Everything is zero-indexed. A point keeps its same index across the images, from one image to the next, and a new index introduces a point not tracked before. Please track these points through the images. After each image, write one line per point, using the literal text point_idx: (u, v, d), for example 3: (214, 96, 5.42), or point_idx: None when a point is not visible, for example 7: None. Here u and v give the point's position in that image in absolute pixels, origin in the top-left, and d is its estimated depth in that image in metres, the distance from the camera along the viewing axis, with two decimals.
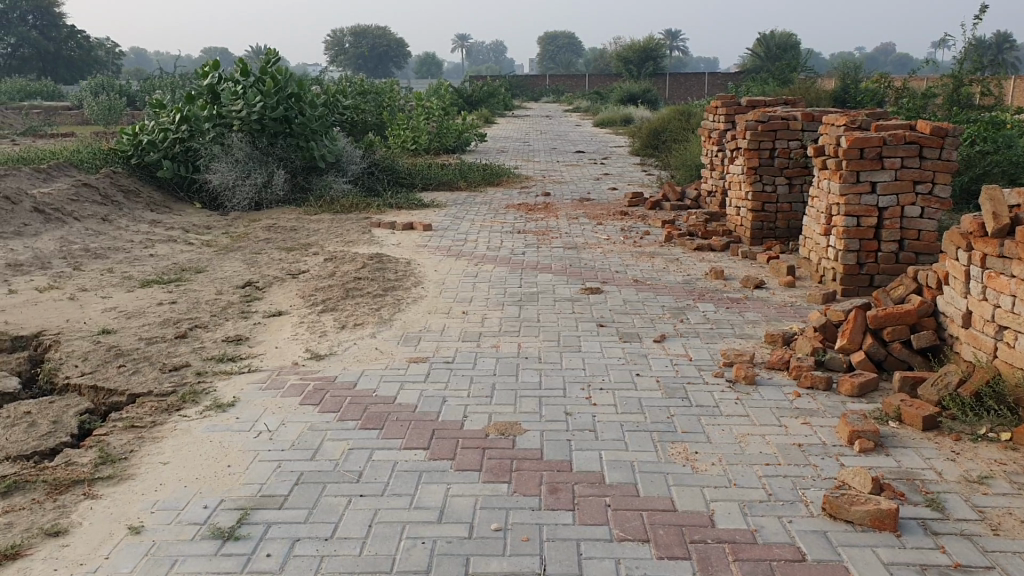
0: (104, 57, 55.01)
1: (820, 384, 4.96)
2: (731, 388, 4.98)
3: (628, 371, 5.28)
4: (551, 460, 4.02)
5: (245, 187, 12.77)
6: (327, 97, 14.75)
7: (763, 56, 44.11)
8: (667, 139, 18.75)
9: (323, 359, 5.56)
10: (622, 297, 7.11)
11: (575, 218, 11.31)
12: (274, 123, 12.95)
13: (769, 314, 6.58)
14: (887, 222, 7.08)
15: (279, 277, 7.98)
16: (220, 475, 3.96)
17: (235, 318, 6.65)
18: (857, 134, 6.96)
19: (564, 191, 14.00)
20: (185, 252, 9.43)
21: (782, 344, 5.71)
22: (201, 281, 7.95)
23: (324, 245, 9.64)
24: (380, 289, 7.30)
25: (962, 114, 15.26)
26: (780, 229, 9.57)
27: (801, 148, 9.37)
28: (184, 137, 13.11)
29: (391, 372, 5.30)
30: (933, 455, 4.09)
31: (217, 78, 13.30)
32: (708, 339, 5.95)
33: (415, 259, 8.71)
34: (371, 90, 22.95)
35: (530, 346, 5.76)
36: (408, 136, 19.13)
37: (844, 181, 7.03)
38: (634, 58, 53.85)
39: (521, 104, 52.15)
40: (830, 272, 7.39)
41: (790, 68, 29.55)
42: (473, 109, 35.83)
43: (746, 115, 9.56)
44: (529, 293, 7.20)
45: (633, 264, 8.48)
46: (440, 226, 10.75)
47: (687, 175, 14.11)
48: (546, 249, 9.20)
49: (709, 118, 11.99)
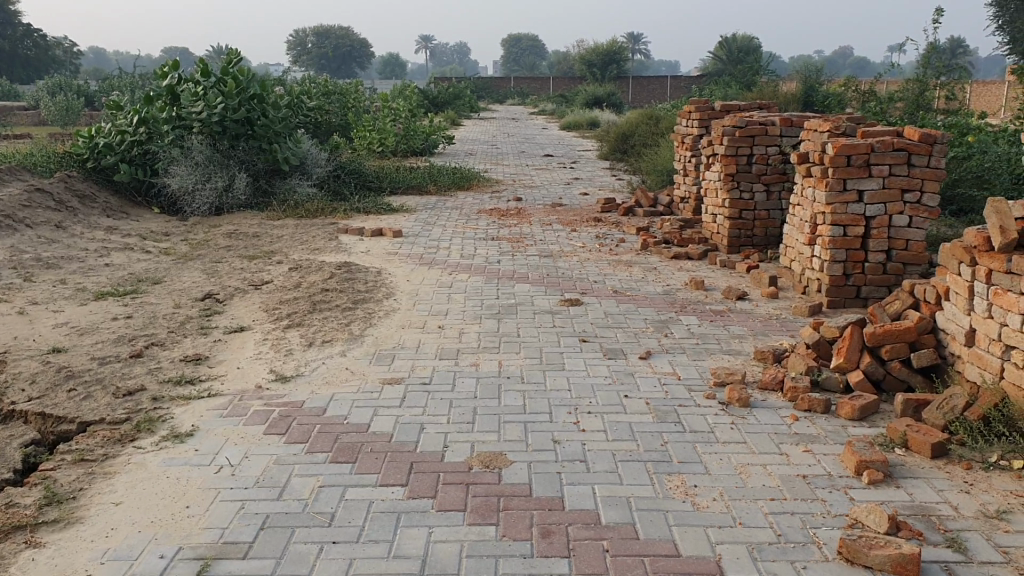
0: (61, 57, 53.93)
1: (818, 407, 4.70)
2: (725, 411, 4.69)
3: (615, 393, 4.98)
4: (540, 496, 3.72)
5: (205, 191, 12.30)
6: (290, 98, 14.32)
7: (726, 59, 44.17)
8: (637, 143, 18.54)
9: (290, 381, 5.21)
10: (603, 309, 6.83)
11: (548, 224, 11.02)
12: (236, 125, 12.62)
13: (755, 328, 6.32)
14: (875, 231, 6.86)
15: (242, 289, 7.60)
16: (178, 518, 3.61)
17: (195, 335, 6.27)
18: (843, 141, 6.73)
19: (535, 196, 13.71)
20: (143, 261, 9.00)
21: (773, 361, 5.45)
22: (160, 293, 7.55)
23: (289, 253, 9.26)
24: (349, 302, 6.95)
25: (931, 118, 15.20)
26: (758, 237, 9.35)
27: (780, 154, 9.16)
28: (142, 139, 12.71)
29: (363, 395, 4.97)
30: (946, 487, 3.85)
31: (176, 78, 12.86)
32: (695, 355, 5.67)
33: (385, 268, 8.36)
34: (336, 92, 22.50)
35: (510, 365, 5.44)
36: (374, 138, 18.76)
37: (831, 190, 6.80)
38: (599, 60, 53.73)
39: (486, 105, 51.84)
40: (815, 283, 7.15)
41: (754, 70, 29.53)
42: (439, 111, 35.44)
43: (723, 120, 9.33)
44: (506, 306, 6.89)
45: (612, 274, 8.20)
46: (410, 233, 10.41)
47: (659, 179, 13.90)
48: (521, 257, 8.90)
49: (683, 122, 11.77)
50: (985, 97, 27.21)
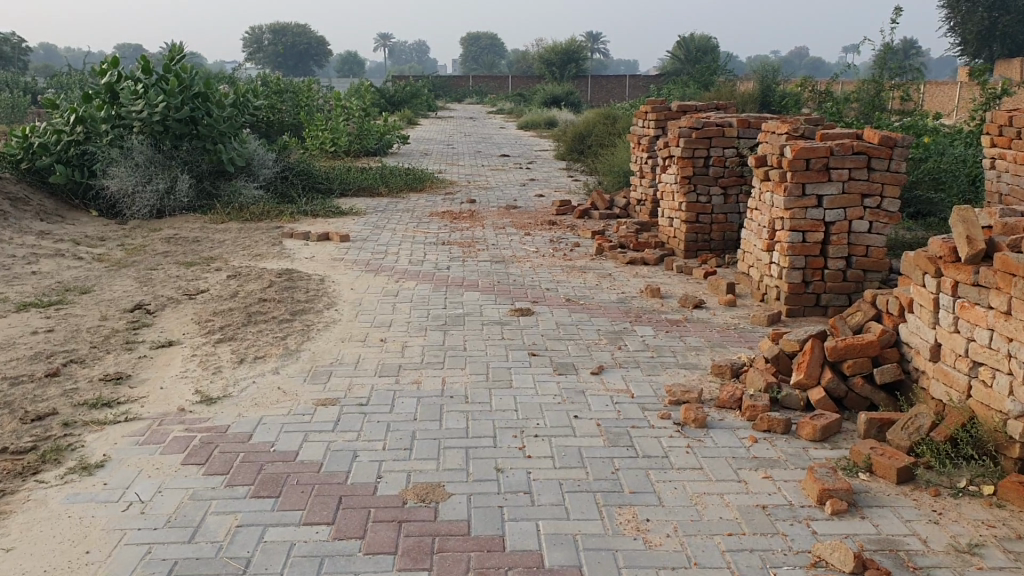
0: (8, 53, 52.61)
1: (778, 427, 4.44)
2: (681, 433, 4.41)
3: (564, 413, 4.66)
4: (479, 535, 3.41)
5: (146, 194, 11.80)
6: (236, 97, 13.84)
7: (683, 59, 44.19)
8: (594, 143, 18.29)
9: (216, 404, 4.84)
10: (555, 320, 6.53)
11: (501, 228, 10.71)
12: (179, 124, 12.14)
13: (712, 339, 6.07)
14: (834, 237, 6.64)
15: (175, 299, 7.19)
16: (75, 567, 3.25)
17: (119, 351, 5.86)
18: (802, 144, 6.50)
19: (489, 198, 13.39)
20: (73, 269, 8.54)
21: (731, 376, 5.18)
22: (86, 304, 7.11)
23: (229, 260, 8.85)
24: (287, 313, 6.58)
25: (887, 118, 15.13)
26: (715, 241, 9.11)
27: (737, 156, 8.93)
28: (79, 139, 12.17)
29: (293, 419, 4.61)
30: (914, 517, 3.60)
31: (116, 76, 12.35)
32: (649, 370, 5.39)
33: (328, 275, 7.99)
34: (288, 90, 21.99)
35: (454, 383, 5.11)
36: (326, 137, 18.31)
37: (790, 195, 6.56)
38: (557, 58, 53.48)
39: (444, 104, 51.42)
40: (774, 291, 6.92)
41: (710, 69, 29.46)
42: (395, 109, 34.95)
43: (679, 121, 9.09)
44: (453, 316, 6.56)
45: (565, 281, 7.91)
46: (359, 237, 10.04)
47: (615, 181, 13.65)
48: (472, 263, 8.58)
49: (639, 123, 11.53)
50: (938, 97, 27.39)
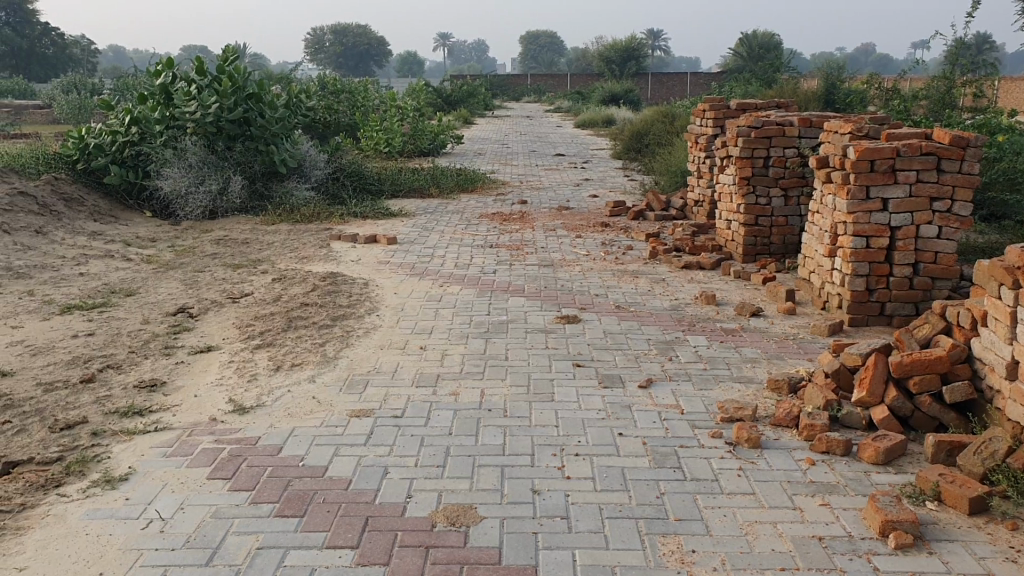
0: (78, 55, 53.99)
1: (838, 449, 4.14)
2: (732, 454, 4.14)
3: (608, 431, 4.42)
4: (511, 565, 3.18)
5: (199, 195, 11.81)
6: (289, 98, 13.81)
7: (745, 57, 43.38)
8: (651, 143, 17.93)
9: (248, 414, 4.69)
10: (602, 328, 6.28)
11: (552, 230, 10.48)
12: (232, 125, 12.13)
13: (769, 351, 5.76)
14: (900, 242, 6.26)
15: (217, 303, 7.10)
16: None
17: (156, 356, 5.76)
18: (866, 145, 6.16)
19: (541, 199, 13.15)
20: (120, 270, 8.52)
21: (788, 392, 4.88)
22: (130, 307, 7.05)
23: (275, 262, 8.75)
24: (328, 318, 6.43)
25: (957, 117, 14.51)
26: (774, 245, 8.75)
27: (798, 156, 8.56)
28: (134, 139, 12.24)
29: (325, 431, 4.44)
30: (989, 554, 3.27)
31: (170, 77, 12.39)
32: (701, 384, 5.11)
33: (373, 279, 7.84)
34: (344, 90, 22.01)
35: (494, 395, 4.89)
36: (380, 138, 18.26)
37: (853, 198, 6.22)
38: (616, 57, 52.91)
39: (502, 104, 51.33)
40: (836, 299, 6.57)
41: (772, 66, 28.80)
42: (452, 109, 34.88)
43: (737, 120, 8.76)
44: (497, 323, 6.35)
45: (615, 286, 7.64)
46: (407, 239, 9.89)
47: (671, 182, 13.31)
48: (520, 267, 8.35)
49: (696, 122, 11.21)
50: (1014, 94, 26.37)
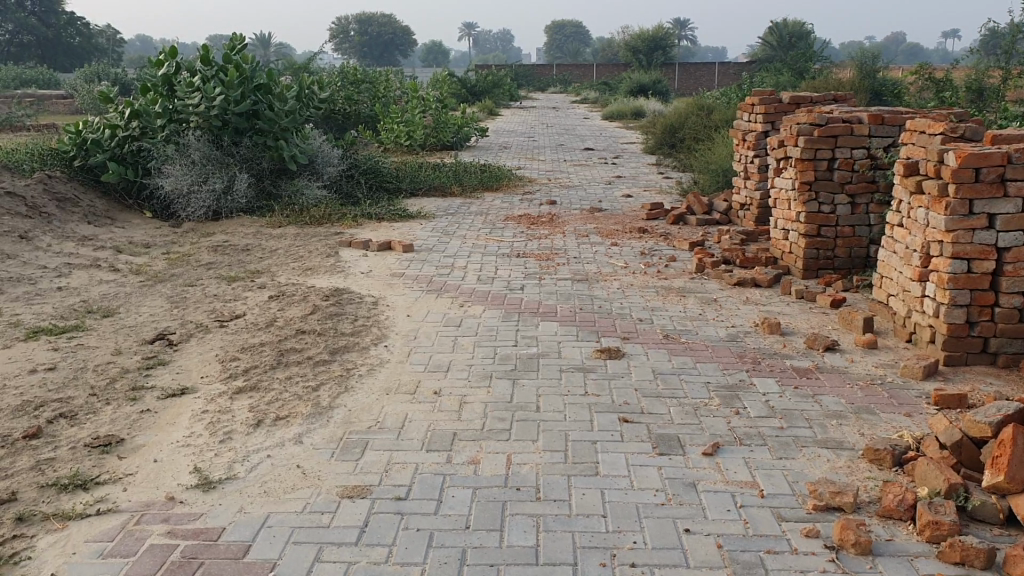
0: (104, 45, 53.54)
1: (976, 560, 3.14)
2: (837, 566, 3.15)
3: (670, 524, 3.44)
4: None
5: (202, 194, 10.86)
6: (302, 88, 12.82)
7: (775, 46, 42.07)
8: (686, 137, 16.86)
9: (216, 491, 3.75)
10: (650, 365, 5.30)
11: (585, 236, 9.50)
12: (239, 118, 11.18)
13: (854, 401, 4.75)
14: (1009, 267, 5.19)
15: (204, 327, 6.17)
16: None
17: (119, 402, 4.81)
18: (970, 149, 5.14)
19: (571, 199, 12.17)
20: (105, 283, 7.61)
21: (892, 465, 3.88)
22: (104, 332, 6.11)
23: (276, 274, 7.83)
24: (326, 352, 5.49)
25: (1016, 109, 13.33)
26: (839, 259, 7.71)
27: (867, 157, 7.51)
28: (135, 134, 11.27)
29: (307, 520, 3.50)
30: None
31: (173, 67, 11.45)
32: (778, 450, 4.12)
33: (384, 297, 6.91)
34: (364, 79, 21.00)
35: (522, 466, 3.92)
36: (401, 130, 17.29)
37: (952, 213, 5.19)
38: (643, 46, 51.50)
39: (528, 94, 50.32)
40: (927, 332, 5.51)
41: (806, 56, 27.59)
42: (477, 99, 33.85)
43: (797, 117, 7.74)
44: (525, 357, 5.39)
45: (662, 308, 6.64)
46: (424, 246, 8.94)
47: (712, 181, 12.28)
48: (551, 282, 7.36)
49: (743, 117, 10.19)
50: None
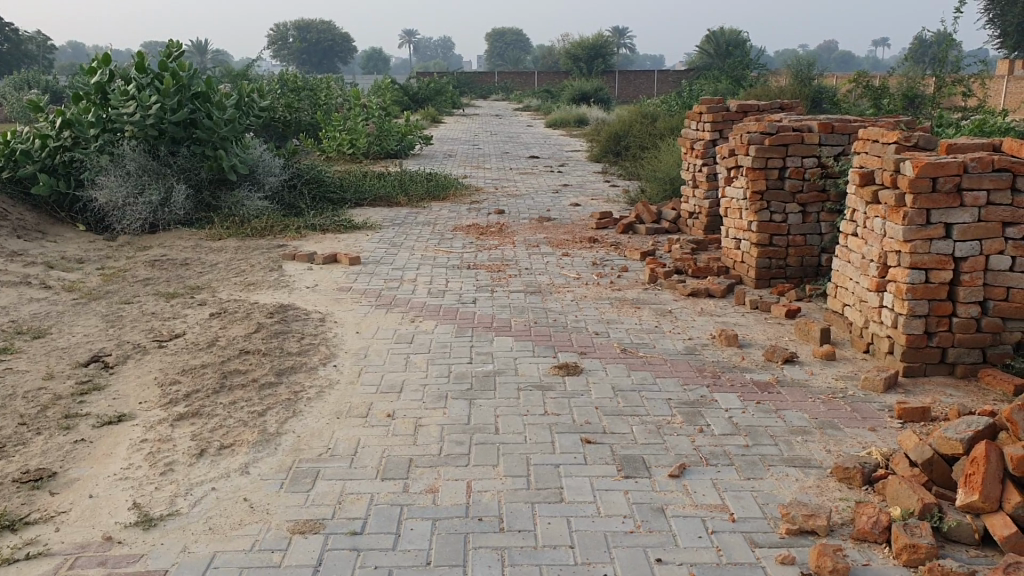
0: (33, 51, 52.06)
1: None
2: None
3: (641, 554, 3.29)
4: None
5: (138, 206, 10.47)
6: (241, 96, 12.48)
7: (713, 54, 42.55)
8: (631, 145, 16.84)
9: (157, 529, 3.51)
10: (610, 382, 5.16)
11: (535, 246, 9.36)
12: (176, 128, 10.82)
13: (818, 416, 4.67)
14: (966, 277, 5.17)
15: (142, 348, 5.87)
16: None
17: (51, 431, 4.51)
18: (927, 159, 5.11)
19: (519, 208, 12.04)
20: (35, 302, 7.23)
21: (863, 484, 3.79)
22: (34, 354, 5.77)
23: (218, 290, 7.55)
24: (272, 374, 5.25)
25: (953, 115, 13.55)
26: (791, 268, 7.68)
27: (818, 166, 7.50)
28: (67, 145, 10.83)
29: (256, 560, 3.28)
30: None
31: (107, 74, 11.00)
32: (746, 469, 4.01)
33: (331, 313, 6.68)
34: (305, 87, 20.63)
35: (483, 494, 3.75)
36: (343, 138, 17.00)
37: (910, 223, 5.15)
38: (583, 54, 51.71)
39: (470, 101, 50.16)
40: (885, 343, 5.47)
41: (744, 64, 27.91)
42: (419, 107, 33.59)
43: (747, 126, 7.70)
44: (480, 375, 5.21)
45: (617, 321, 6.52)
46: (371, 258, 8.71)
47: (659, 189, 12.26)
48: (503, 295, 7.20)
49: (691, 125, 10.16)
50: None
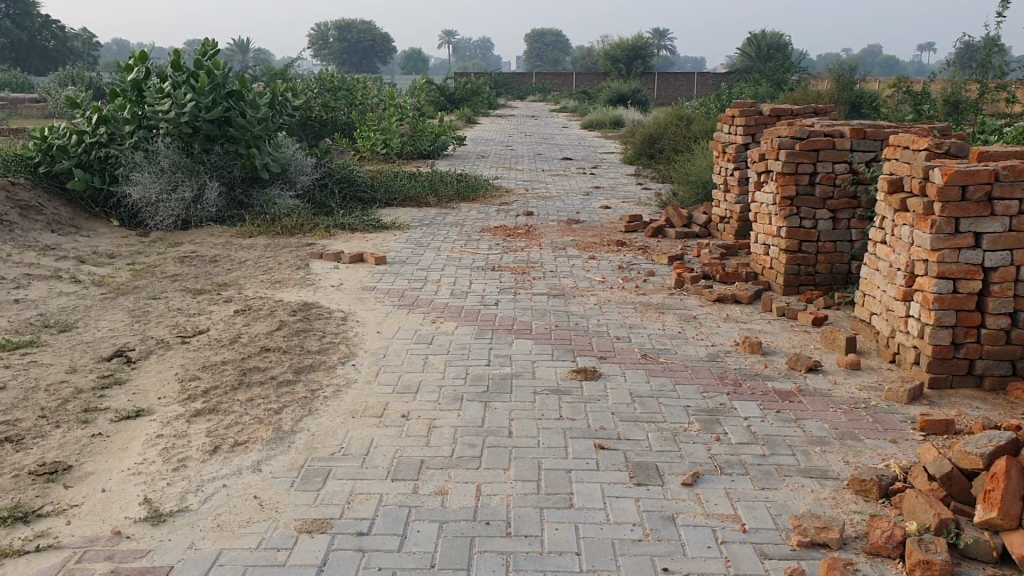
0: (79, 49, 52.87)
1: None
2: None
3: (647, 562, 3.24)
4: None
5: (171, 202, 10.56)
6: (275, 94, 12.55)
7: (754, 56, 42.11)
8: (666, 148, 16.70)
9: (166, 525, 3.53)
10: (628, 387, 5.12)
11: (562, 248, 9.33)
12: (209, 125, 10.90)
13: (838, 426, 4.59)
14: (996, 287, 5.04)
15: (165, 344, 5.91)
16: None
17: (70, 425, 4.54)
18: (956, 167, 5.01)
19: (548, 210, 12.01)
20: (64, 296, 7.32)
21: (880, 497, 3.71)
22: (60, 348, 5.84)
23: (244, 287, 7.60)
24: (291, 371, 5.28)
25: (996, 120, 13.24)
26: (820, 275, 7.57)
27: (849, 171, 7.38)
28: (102, 141, 10.95)
29: (261, 558, 3.28)
30: None
31: (143, 72, 11.13)
32: (760, 479, 3.94)
33: (353, 312, 6.70)
34: (342, 86, 20.70)
35: (492, 498, 3.72)
36: (378, 138, 17.05)
37: (938, 231, 5.05)
38: (623, 55, 51.41)
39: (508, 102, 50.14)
40: (911, 353, 5.36)
41: (786, 68, 27.56)
42: (455, 107, 33.62)
43: (778, 129, 7.60)
44: (497, 378, 5.18)
45: (639, 325, 6.47)
46: (397, 258, 8.72)
47: (691, 193, 12.16)
48: (526, 298, 7.17)
49: (723, 128, 10.05)
50: None
